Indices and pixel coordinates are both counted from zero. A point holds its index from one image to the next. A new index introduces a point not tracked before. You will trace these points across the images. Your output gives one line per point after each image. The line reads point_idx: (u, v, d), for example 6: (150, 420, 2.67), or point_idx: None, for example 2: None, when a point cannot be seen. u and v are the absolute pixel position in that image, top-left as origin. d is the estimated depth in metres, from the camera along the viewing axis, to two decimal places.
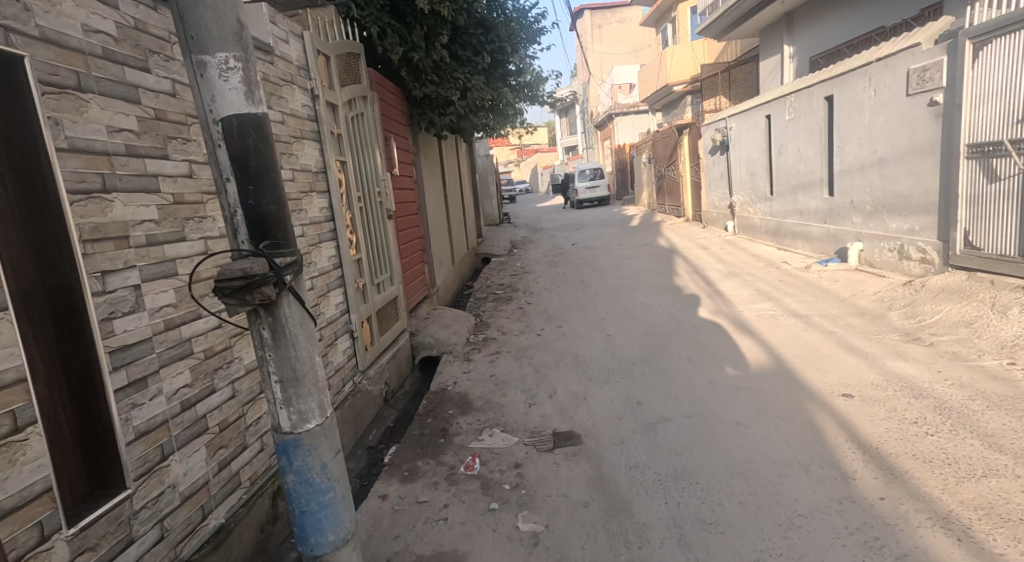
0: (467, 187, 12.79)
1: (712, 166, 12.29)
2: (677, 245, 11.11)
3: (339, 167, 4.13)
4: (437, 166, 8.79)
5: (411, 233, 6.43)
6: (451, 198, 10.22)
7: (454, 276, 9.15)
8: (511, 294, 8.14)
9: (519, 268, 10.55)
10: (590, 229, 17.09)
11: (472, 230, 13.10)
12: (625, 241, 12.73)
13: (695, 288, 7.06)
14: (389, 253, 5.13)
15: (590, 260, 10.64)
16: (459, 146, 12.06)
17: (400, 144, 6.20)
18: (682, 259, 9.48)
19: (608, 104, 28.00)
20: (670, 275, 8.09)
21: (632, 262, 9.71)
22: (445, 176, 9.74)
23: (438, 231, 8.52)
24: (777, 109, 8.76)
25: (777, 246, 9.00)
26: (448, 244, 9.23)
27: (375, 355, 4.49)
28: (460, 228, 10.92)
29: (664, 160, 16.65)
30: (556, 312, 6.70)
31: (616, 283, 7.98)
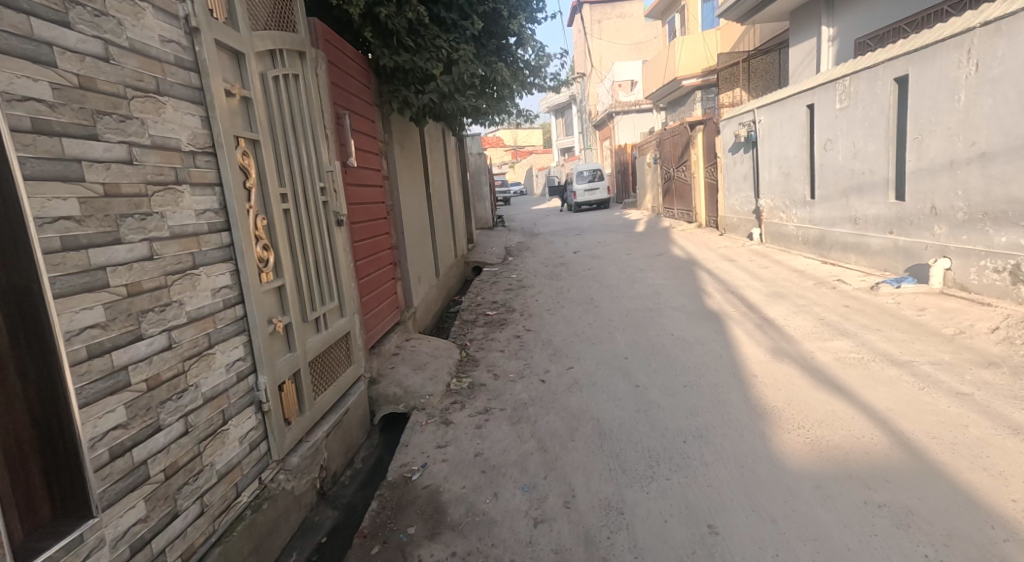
0: (455, 187, 11.34)
1: (733, 166, 10.93)
2: (695, 255, 9.76)
3: (244, 147, 2.68)
4: (417, 161, 7.36)
5: (376, 244, 4.99)
6: (435, 200, 8.77)
7: (437, 293, 7.70)
8: (505, 316, 6.73)
9: (515, 281, 9.14)
10: (591, 234, 15.72)
11: (461, 236, 11.66)
12: (634, 250, 11.36)
13: (735, 314, 5.69)
14: (334, 275, 3.69)
15: (597, 272, 9.25)
16: (446, 139, 10.61)
17: (361, 128, 4.77)
18: (706, 272, 8.12)
19: (608, 102, 26.67)
20: (698, 295, 6.71)
21: (648, 276, 8.34)
22: (428, 173, 8.31)
23: (418, 240, 7.08)
24: (824, 97, 7.40)
25: (820, 259, 7.64)
26: (431, 255, 7.81)
27: (306, 428, 3.04)
28: (446, 235, 9.47)
29: (672, 161, 15.29)
30: (563, 345, 5.30)
31: (634, 305, 6.59)
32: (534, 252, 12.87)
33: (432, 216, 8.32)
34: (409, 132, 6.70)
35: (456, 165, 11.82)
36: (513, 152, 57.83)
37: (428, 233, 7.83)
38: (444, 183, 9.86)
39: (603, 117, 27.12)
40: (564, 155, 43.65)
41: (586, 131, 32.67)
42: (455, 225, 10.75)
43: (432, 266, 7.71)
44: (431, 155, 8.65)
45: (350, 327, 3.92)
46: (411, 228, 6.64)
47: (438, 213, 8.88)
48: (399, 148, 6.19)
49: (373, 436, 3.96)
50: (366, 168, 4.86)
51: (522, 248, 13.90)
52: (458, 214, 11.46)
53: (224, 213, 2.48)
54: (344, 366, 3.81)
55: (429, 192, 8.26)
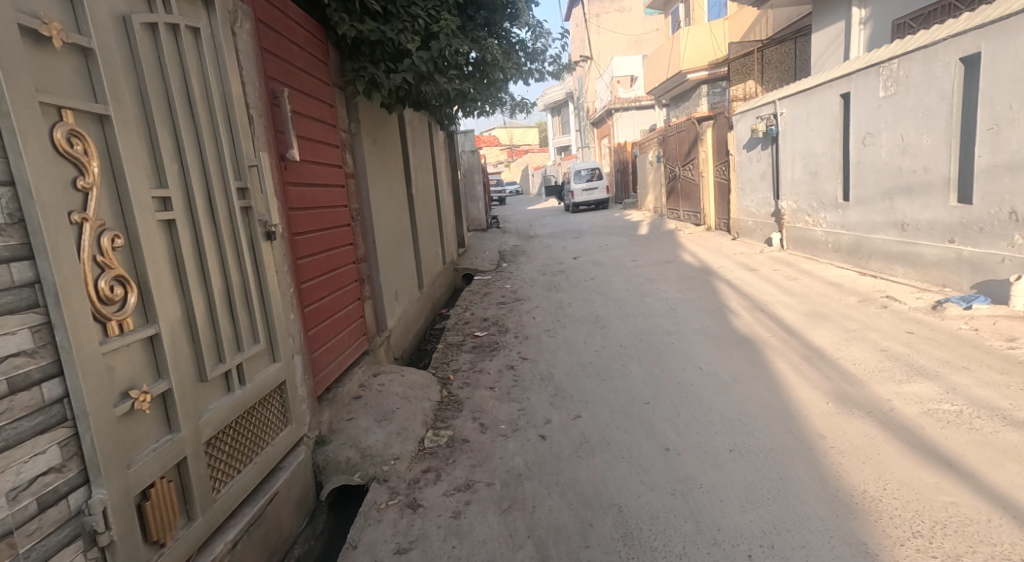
0: (443, 187, 10.35)
1: (748, 164, 10.00)
2: (709, 263, 8.82)
3: (76, 129, 1.71)
4: (396, 157, 6.38)
5: (334, 259, 4.00)
6: (420, 202, 7.80)
7: (419, 310, 6.72)
8: (497, 339, 5.76)
9: (509, 292, 8.18)
10: (591, 238, 14.78)
11: (451, 241, 10.68)
12: (640, 256, 10.41)
13: (774, 340, 4.73)
14: (256, 306, 2.68)
15: (602, 282, 8.29)
16: (432, 133, 9.61)
17: (311, 113, 3.78)
18: (726, 283, 7.17)
19: (606, 99, 25.77)
20: (721, 314, 5.76)
21: (659, 288, 7.39)
22: (411, 171, 7.33)
23: (397, 249, 6.10)
24: (862, 84, 6.46)
25: (857, 269, 6.72)
26: (413, 266, 6.85)
27: (194, 545, 2.05)
28: (432, 242, 8.50)
29: (677, 159, 14.36)
30: (566, 381, 4.33)
31: (648, 325, 5.63)
32: (530, 258, 11.92)
33: (415, 219, 7.34)
34: (383, 121, 5.72)
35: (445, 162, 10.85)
36: (508, 151, 56.91)
37: (410, 240, 6.86)
38: (431, 183, 8.91)
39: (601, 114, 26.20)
40: (560, 154, 42.73)
41: (583, 130, 31.76)
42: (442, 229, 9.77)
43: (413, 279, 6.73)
44: (414, 150, 7.66)
45: (284, 375, 2.91)
46: (386, 236, 5.66)
47: (422, 215, 7.91)
48: (371, 142, 5.22)
49: (317, 518, 2.98)
50: (320, 164, 3.87)
51: (516, 253, 12.94)
52: (447, 217, 10.48)
53: (21, 230, 1.52)
54: (273, 431, 2.80)
55: (412, 193, 7.28)
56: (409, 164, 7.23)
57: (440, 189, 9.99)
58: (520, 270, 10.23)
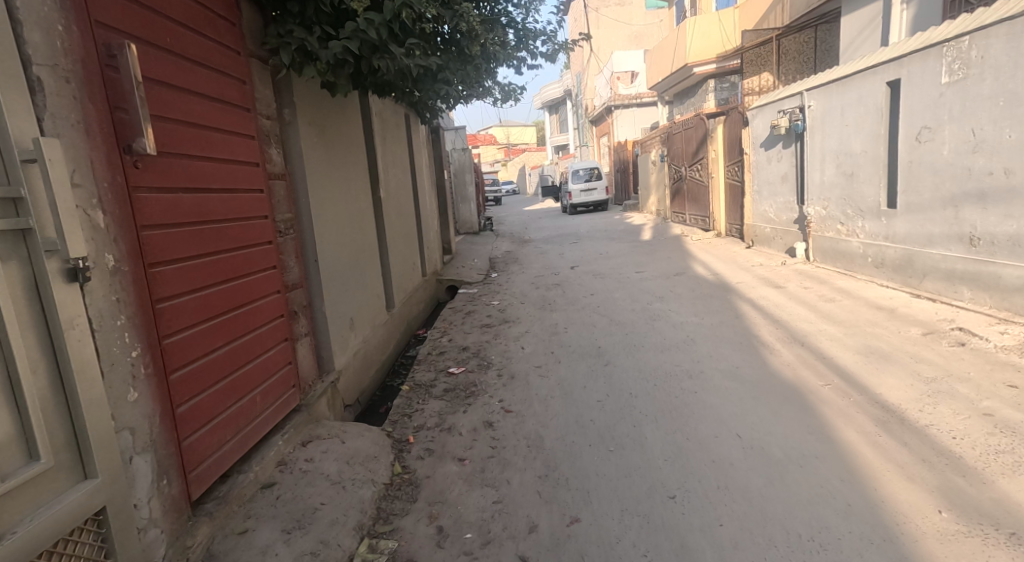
0: (425, 188, 9.26)
1: (767, 164, 8.91)
2: (724, 277, 7.75)
3: None
4: (356, 152, 5.29)
5: (241, 291, 2.90)
6: (392, 206, 6.70)
7: (385, 336, 5.64)
8: (475, 379, 4.68)
9: (496, 311, 7.11)
10: (590, 243, 13.71)
11: (434, 247, 9.59)
12: (644, 266, 9.33)
13: (828, 392, 3.67)
14: (30, 399, 1.58)
15: (603, 299, 7.21)
16: (412, 128, 8.53)
17: (200, 87, 2.69)
18: (749, 304, 6.12)
19: (606, 96, 24.68)
20: (751, 348, 4.68)
21: (671, 309, 6.32)
22: (380, 170, 6.23)
23: (356, 265, 5.02)
24: (917, 68, 5.34)
25: (906, 290, 5.66)
26: (379, 282, 5.76)
27: None
28: (408, 251, 7.40)
29: (684, 159, 13.28)
30: (561, 454, 3.25)
31: (662, 364, 4.55)
32: (523, 267, 10.84)
33: (384, 226, 6.24)
34: (335, 108, 4.62)
35: (428, 157, 9.73)
36: (505, 150, 55.83)
37: (376, 251, 5.77)
38: (409, 183, 7.81)
39: (601, 112, 25.10)
40: (558, 153, 41.67)
41: (581, 129, 30.77)
42: (424, 235, 8.68)
43: (379, 299, 5.66)
44: (385, 145, 6.56)
45: (108, 498, 1.81)
46: (339, 252, 4.58)
47: (396, 222, 6.82)
48: (314, 133, 4.12)
49: None
50: (217, 160, 2.78)
51: (509, 260, 11.87)
52: (430, 220, 9.39)
53: None
54: None
55: (381, 195, 6.18)
56: (377, 161, 6.12)
57: (421, 189, 8.90)
58: (511, 282, 9.14)
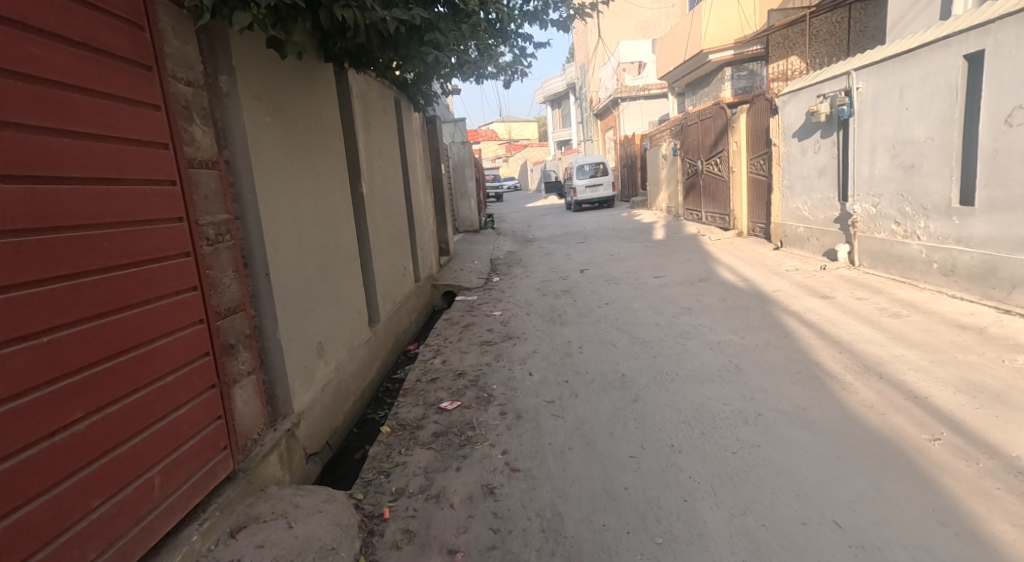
0: (419, 183, 8.35)
1: (801, 157, 8.01)
2: (757, 284, 6.86)
3: None
4: (329, 139, 4.39)
5: (130, 328, 2.00)
6: (378, 203, 5.80)
7: (365, 358, 4.76)
8: (473, 418, 3.79)
9: (498, 324, 6.23)
10: (599, 243, 12.81)
11: (430, 249, 8.70)
12: (663, 270, 8.44)
13: (941, 452, 2.76)
14: None
15: (621, 310, 6.32)
16: (404, 114, 7.63)
17: (46, 24, 1.77)
18: (796, 319, 5.23)
19: (612, 88, 23.71)
20: (815, 381, 3.79)
21: (703, 324, 5.42)
22: (362, 161, 5.33)
23: (327, 275, 4.13)
24: (1011, 34, 4.41)
25: (988, 304, 4.76)
26: (359, 293, 4.88)
27: None
28: (398, 255, 6.51)
29: (700, 152, 12.36)
30: (590, 547, 2.38)
31: (707, 402, 3.66)
32: (527, 269, 9.96)
33: (366, 228, 5.34)
34: (297, 81, 3.73)
35: (423, 149, 8.84)
36: (507, 145, 54.88)
37: (356, 258, 4.89)
38: (399, 177, 6.91)
39: (606, 105, 24.17)
40: (561, 148, 40.73)
41: (585, 123, 29.82)
42: (418, 236, 7.80)
43: (358, 314, 4.77)
44: (369, 133, 5.66)
45: None
46: (303, 261, 3.69)
47: (383, 222, 5.94)
48: (265, 110, 3.22)
49: None
50: (80, 135, 1.87)
51: (512, 262, 10.98)
52: (425, 219, 8.51)
53: None
54: None
55: (362, 189, 5.28)
56: (358, 150, 5.22)
57: (415, 184, 8.01)
58: (515, 288, 8.25)
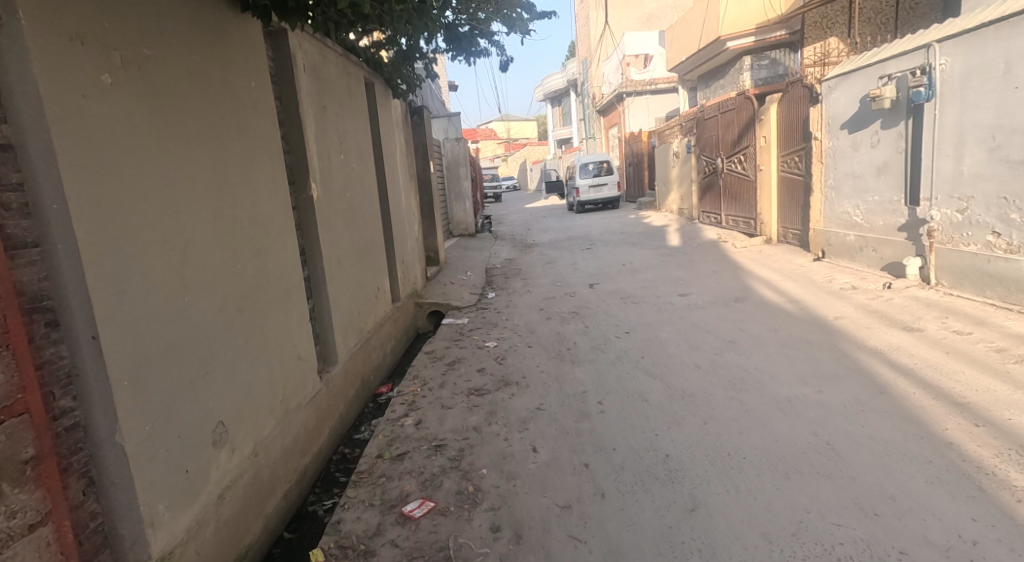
0: (400, 183, 7.08)
1: (853, 152, 6.75)
2: (810, 307, 5.60)
3: None
4: (249, 124, 3.13)
5: None
6: (336, 208, 4.52)
7: (307, 424, 3.50)
8: (450, 538, 2.54)
9: (493, 360, 4.98)
10: (607, 250, 11.55)
11: (413, 261, 7.44)
12: (688, 286, 7.18)
13: None
14: None
15: (646, 343, 5.05)
16: (381, 101, 6.37)
17: None
18: (884, 362, 3.98)
19: (616, 83, 22.46)
20: (966, 483, 2.52)
21: (758, 367, 4.17)
22: (312, 155, 4.06)
23: (240, 316, 2.86)
24: None
25: None
26: (303, 334, 3.61)
27: None
28: (366, 274, 5.24)
29: (720, 149, 11.10)
30: None
31: (805, 518, 2.42)
32: (527, 282, 8.70)
33: (316, 242, 4.07)
34: (178, 32, 2.48)
35: (405, 143, 7.57)
36: (505, 144, 53.63)
37: (298, 286, 3.63)
38: (370, 177, 5.65)
39: (610, 100, 22.90)
40: (561, 147, 39.47)
41: (587, 120, 28.60)
42: (396, 247, 6.54)
43: (297, 363, 3.50)
44: (324, 120, 4.39)
45: None
46: (193, 302, 2.43)
47: (344, 234, 4.68)
48: (99, 64, 1.98)
49: None
50: None
51: (509, 273, 9.72)
52: (406, 226, 7.25)
53: None
54: None
55: (312, 193, 4.01)
56: (306, 142, 3.95)
57: (393, 185, 6.74)
58: (514, 307, 6.99)
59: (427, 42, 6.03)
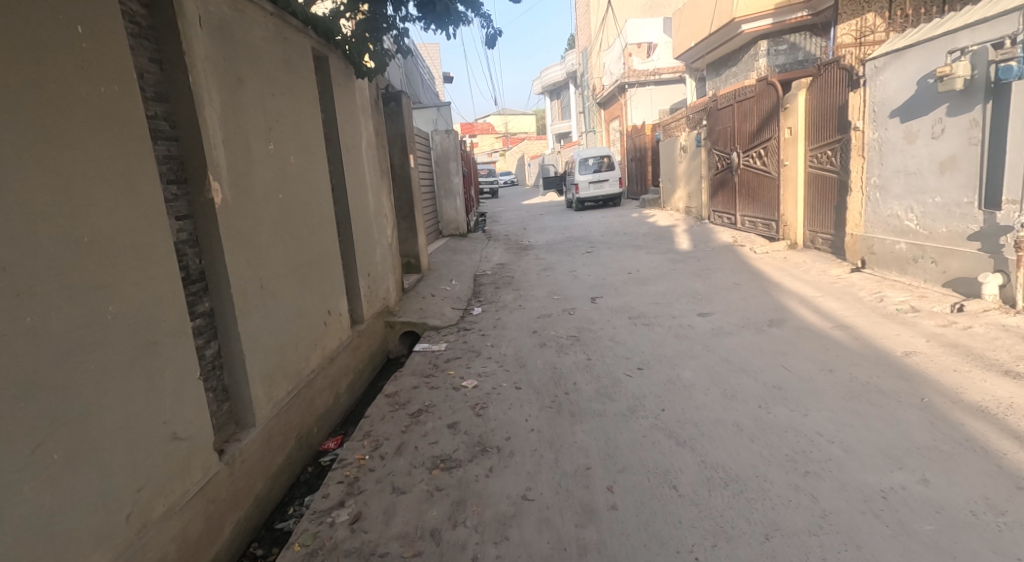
0: (367, 181, 5.98)
1: (906, 144, 5.66)
2: (865, 334, 4.53)
3: None
4: (74, 96, 2.06)
5: None
6: (261, 215, 3.44)
7: (187, 532, 2.43)
8: None
9: (470, 409, 3.90)
10: (610, 253, 10.47)
11: (385, 272, 6.36)
12: (707, 302, 6.12)
13: None
14: None
15: (665, 387, 3.97)
16: (340, 82, 5.27)
17: None
18: (1001, 428, 2.91)
19: (618, 73, 21.35)
20: None
21: (822, 431, 3.09)
22: (217, 145, 2.98)
23: (28, 401, 1.79)
24: None
25: None
26: (189, 398, 2.54)
27: None
28: (310, 297, 4.15)
29: (736, 142, 10.01)
30: None
31: None
32: (520, 293, 7.62)
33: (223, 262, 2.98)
34: None
35: (375, 133, 6.47)
36: (503, 139, 52.45)
37: (183, 329, 2.55)
38: (321, 173, 4.57)
39: (611, 91, 21.76)
40: (560, 141, 38.35)
41: (587, 113, 27.49)
42: (360, 258, 5.46)
43: (176, 445, 2.43)
44: (244, 99, 3.31)
45: None
46: None
47: (275, 248, 3.60)
48: None
49: None
50: None
51: (501, 281, 8.64)
52: (376, 230, 6.16)
53: None
54: None
55: (215, 196, 2.93)
56: (205, 126, 2.87)
57: (358, 183, 5.65)
58: (503, 327, 5.91)
59: (395, 7, 4.92)
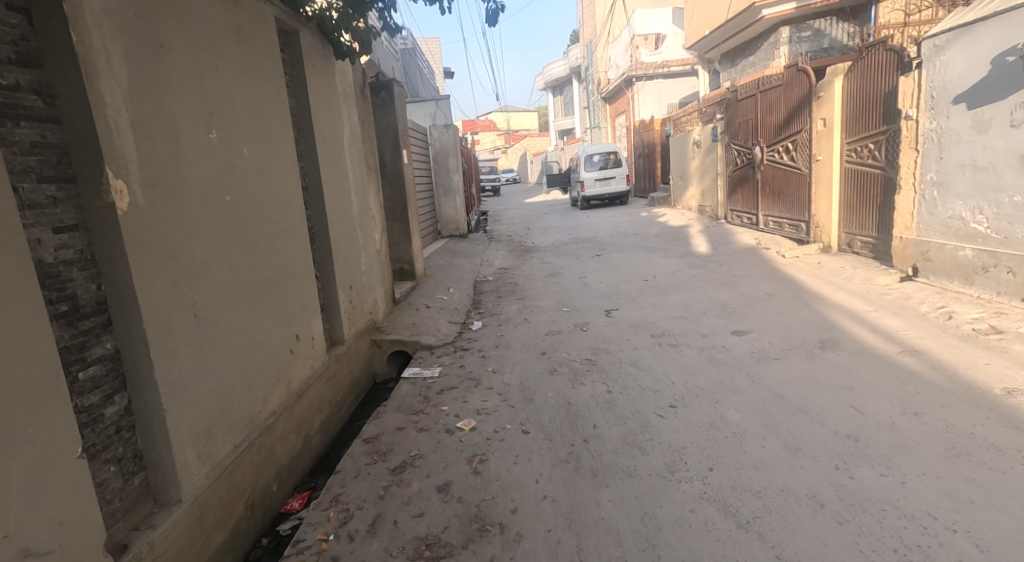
0: (350, 179, 5.22)
1: (975, 135, 4.88)
2: (943, 361, 3.76)
3: None
4: None
5: None
6: (197, 225, 2.68)
7: None
8: None
9: (467, 464, 3.14)
10: (621, 257, 9.70)
11: (371, 283, 5.60)
12: (740, 317, 5.36)
13: None
14: None
15: (708, 435, 3.21)
16: (315, 62, 4.49)
17: None
18: None
19: (624, 67, 20.57)
20: None
21: (933, 513, 2.32)
22: (123, 132, 2.23)
23: None
24: None
25: None
26: (55, 491, 1.78)
27: None
28: (270, 323, 3.39)
29: (759, 135, 9.24)
30: None
31: None
32: (526, 303, 6.85)
33: (131, 289, 2.22)
34: None
35: (361, 125, 5.70)
36: (505, 135, 51.67)
37: (47, 391, 1.79)
38: (288, 171, 3.80)
39: (617, 85, 20.96)
40: (564, 138, 37.56)
41: (592, 109, 26.69)
42: (340, 269, 4.70)
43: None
44: (169, 73, 2.55)
45: None
46: None
47: (218, 266, 2.84)
48: None
49: None
50: None
51: (504, 288, 7.88)
52: (360, 235, 5.40)
53: None
54: None
55: (118, 201, 2.17)
56: (98, 103, 2.12)
57: (338, 182, 4.89)
58: (507, 346, 5.16)
59: None
